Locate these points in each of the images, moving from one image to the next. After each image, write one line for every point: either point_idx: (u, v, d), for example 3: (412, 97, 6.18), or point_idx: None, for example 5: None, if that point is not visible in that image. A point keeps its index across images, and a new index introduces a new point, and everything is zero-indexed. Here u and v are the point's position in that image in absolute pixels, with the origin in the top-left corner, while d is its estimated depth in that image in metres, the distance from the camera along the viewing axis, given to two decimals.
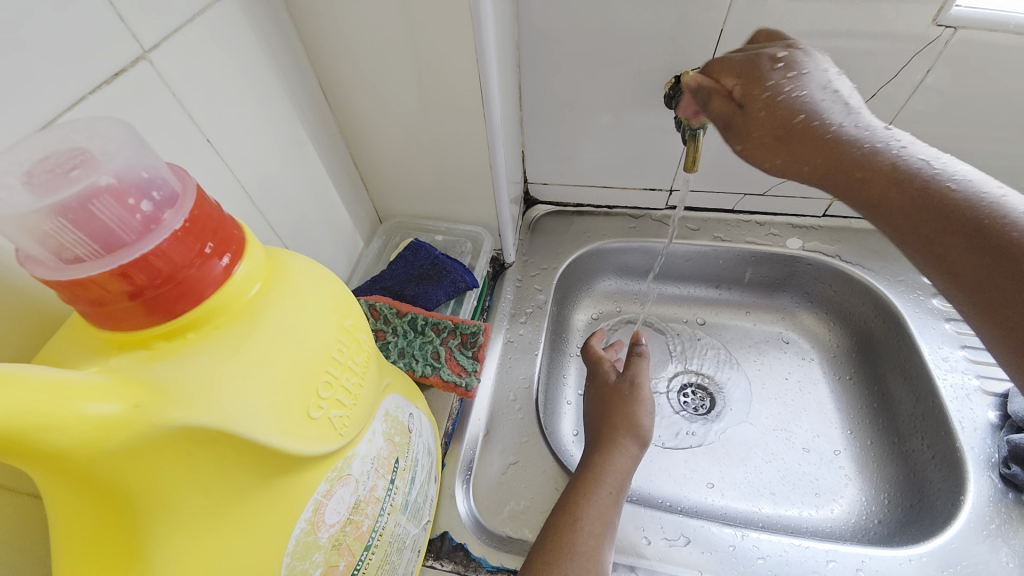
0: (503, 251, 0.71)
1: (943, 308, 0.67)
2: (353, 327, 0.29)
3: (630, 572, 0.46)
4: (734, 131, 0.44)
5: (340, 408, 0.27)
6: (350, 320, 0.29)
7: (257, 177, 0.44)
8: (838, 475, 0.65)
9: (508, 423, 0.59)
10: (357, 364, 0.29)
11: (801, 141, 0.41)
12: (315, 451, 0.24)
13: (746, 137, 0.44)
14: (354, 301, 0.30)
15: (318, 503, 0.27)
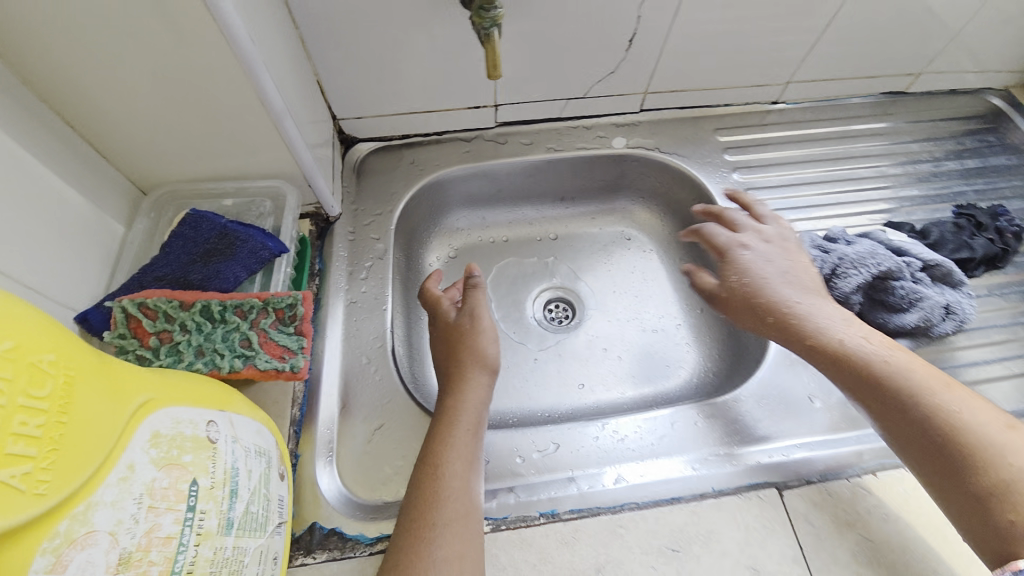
0: (322, 203, 0.61)
1: (742, 182, 0.75)
2: (16, 352, 0.22)
3: (509, 493, 0.48)
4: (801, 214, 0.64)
5: (16, 460, 0.21)
6: (7, 344, 0.22)
7: None
8: (681, 344, 0.73)
9: (366, 389, 0.54)
10: (39, 397, 0.23)
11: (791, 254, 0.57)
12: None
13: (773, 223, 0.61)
14: (8, 317, 0.23)
15: None
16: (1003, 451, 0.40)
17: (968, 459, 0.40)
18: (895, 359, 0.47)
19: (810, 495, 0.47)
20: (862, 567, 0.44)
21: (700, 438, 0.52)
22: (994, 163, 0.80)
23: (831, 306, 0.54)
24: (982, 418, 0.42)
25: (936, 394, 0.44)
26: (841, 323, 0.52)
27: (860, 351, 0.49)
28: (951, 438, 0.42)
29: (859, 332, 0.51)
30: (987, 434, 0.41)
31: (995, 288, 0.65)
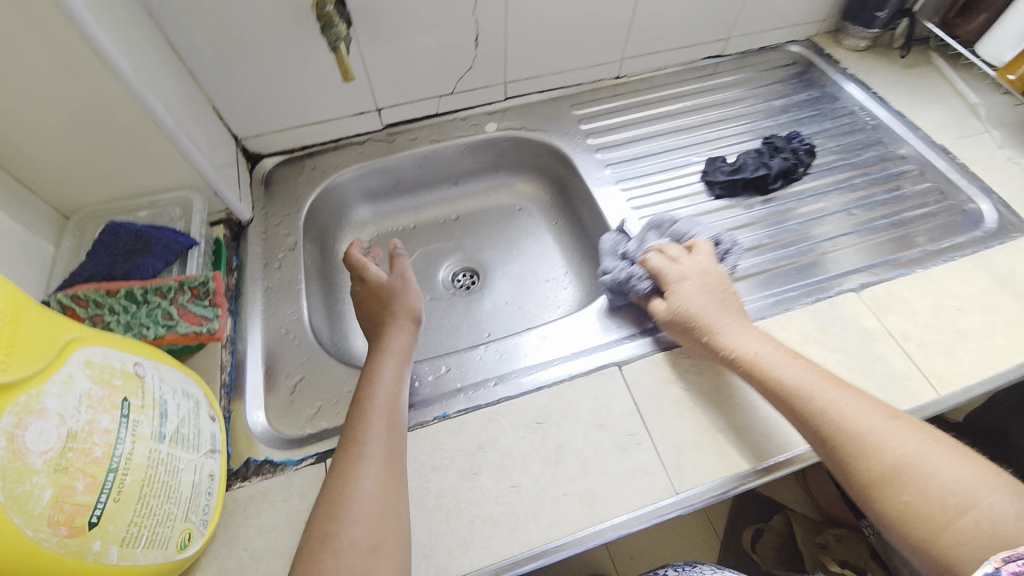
0: (231, 209, 0.72)
1: (595, 144, 0.89)
2: None
3: (409, 408, 0.59)
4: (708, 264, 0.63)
5: None
6: None
7: None
8: (563, 284, 0.88)
9: (287, 353, 0.64)
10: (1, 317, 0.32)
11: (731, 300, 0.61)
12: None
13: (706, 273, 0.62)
14: None
15: (9, 434, 0.31)
16: (955, 510, 0.44)
17: (865, 449, 0.48)
18: (803, 370, 0.54)
19: (642, 366, 0.60)
20: (683, 411, 0.57)
21: (563, 343, 0.64)
22: (801, 98, 0.96)
23: (745, 325, 0.59)
24: (869, 416, 0.50)
25: (818, 394, 0.51)
26: (735, 330, 0.58)
27: (769, 372, 0.54)
28: (860, 454, 0.48)
29: (764, 344, 0.57)
30: (891, 437, 0.48)
31: (796, 195, 0.80)
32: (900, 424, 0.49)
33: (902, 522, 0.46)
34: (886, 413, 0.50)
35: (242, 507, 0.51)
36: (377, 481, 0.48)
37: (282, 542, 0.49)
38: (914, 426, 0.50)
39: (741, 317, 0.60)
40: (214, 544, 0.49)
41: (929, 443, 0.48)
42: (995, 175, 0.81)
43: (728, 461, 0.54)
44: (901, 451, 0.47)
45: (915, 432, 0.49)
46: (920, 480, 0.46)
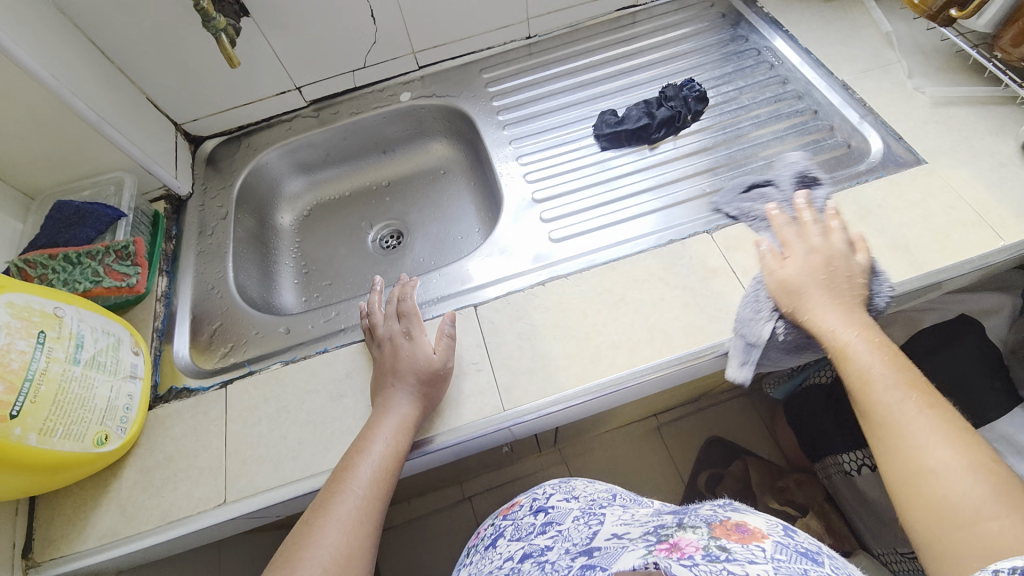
0: (168, 186, 0.85)
1: (499, 106, 0.94)
2: None
3: (299, 345, 0.70)
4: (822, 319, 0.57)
5: None
6: None
7: None
8: (476, 241, 0.95)
9: (212, 306, 0.77)
10: None
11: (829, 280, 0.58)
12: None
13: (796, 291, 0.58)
14: None
15: None
16: (966, 519, 0.42)
17: (884, 431, 0.49)
18: (876, 355, 0.52)
19: (495, 306, 0.68)
20: (523, 341, 0.64)
21: (437, 286, 0.73)
22: (711, 42, 0.96)
23: (847, 312, 0.56)
24: (926, 424, 0.47)
25: (879, 383, 0.51)
26: (845, 330, 0.54)
27: (857, 362, 0.52)
28: (897, 452, 0.48)
29: (799, 266, 0.59)
30: (924, 448, 0.46)
31: (680, 142, 0.83)
32: (949, 434, 0.46)
33: (932, 519, 0.44)
34: (941, 423, 0.47)
35: (160, 423, 0.64)
36: (342, 533, 0.50)
37: (187, 445, 0.62)
38: (944, 414, 0.48)
39: (853, 307, 0.56)
40: (137, 449, 0.63)
41: (971, 466, 0.44)
42: (894, 106, 0.78)
43: (555, 383, 0.61)
44: (933, 463, 0.45)
45: (965, 451, 0.45)
46: (941, 486, 0.44)
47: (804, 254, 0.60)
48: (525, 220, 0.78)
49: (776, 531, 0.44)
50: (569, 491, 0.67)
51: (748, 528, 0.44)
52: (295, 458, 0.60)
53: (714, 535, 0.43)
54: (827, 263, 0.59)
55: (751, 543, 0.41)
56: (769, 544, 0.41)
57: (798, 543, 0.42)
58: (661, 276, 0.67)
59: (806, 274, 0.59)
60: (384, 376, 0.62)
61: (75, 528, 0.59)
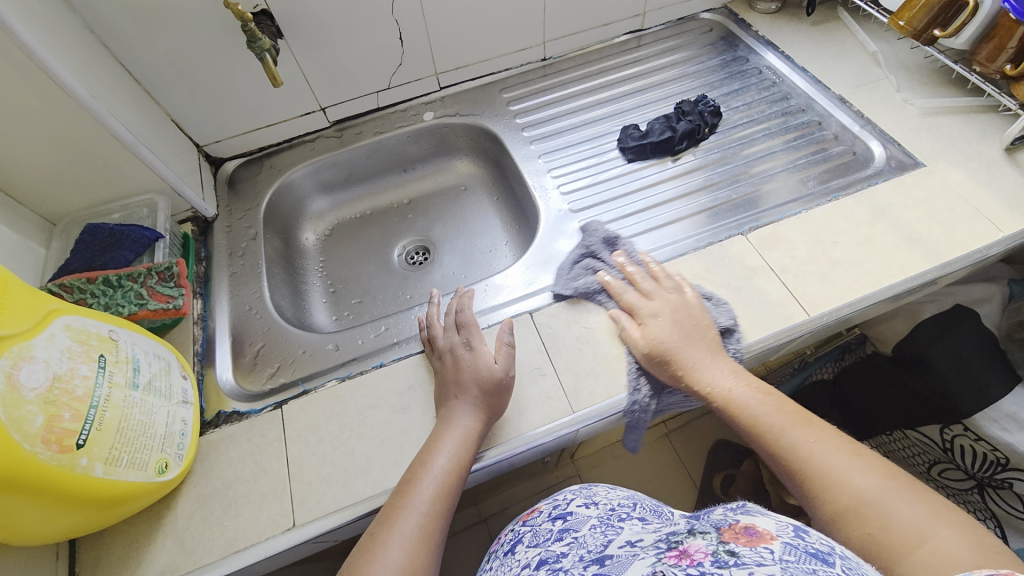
0: (196, 208, 0.83)
1: (522, 123, 0.97)
2: None
3: (352, 362, 0.69)
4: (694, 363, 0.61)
5: None
6: None
7: None
8: (505, 254, 0.96)
9: (251, 326, 0.75)
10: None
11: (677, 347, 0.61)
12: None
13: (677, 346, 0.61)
14: None
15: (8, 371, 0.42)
16: (907, 537, 0.42)
17: (800, 468, 0.49)
18: (758, 401, 0.55)
19: (549, 312, 0.69)
20: (583, 344, 0.66)
21: (485, 295, 0.74)
22: (714, 62, 1.03)
23: (716, 364, 0.59)
24: (825, 448, 0.49)
25: (788, 432, 0.52)
26: (732, 381, 0.57)
27: (739, 405, 0.55)
28: (826, 485, 0.47)
29: (668, 322, 0.63)
30: (840, 474, 0.47)
31: (700, 154, 0.88)
32: (852, 457, 0.48)
33: (868, 538, 0.43)
34: (844, 449, 0.49)
35: (213, 449, 0.61)
36: (405, 548, 0.49)
37: (245, 470, 0.60)
38: (835, 440, 0.50)
39: (718, 358, 0.60)
40: (191, 478, 0.60)
41: (886, 487, 0.45)
42: (889, 116, 0.87)
43: (621, 382, 0.62)
44: (850, 489, 0.46)
45: (878, 475, 0.46)
46: (876, 514, 0.44)
47: (664, 309, 0.64)
48: (562, 229, 0.81)
49: (787, 530, 0.41)
50: (589, 495, 0.65)
51: (757, 530, 0.42)
52: (365, 474, 0.58)
53: (722, 540, 0.41)
54: (687, 317, 0.63)
55: (757, 544, 0.39)
56: (778, 545, 0.39)
57: (810, 544, 0.39)
58: (706, 275, 0.71)
59: (673, 334, 0.62)
60: (447, 388, 0.61)
61: (128, 568, 0.55)
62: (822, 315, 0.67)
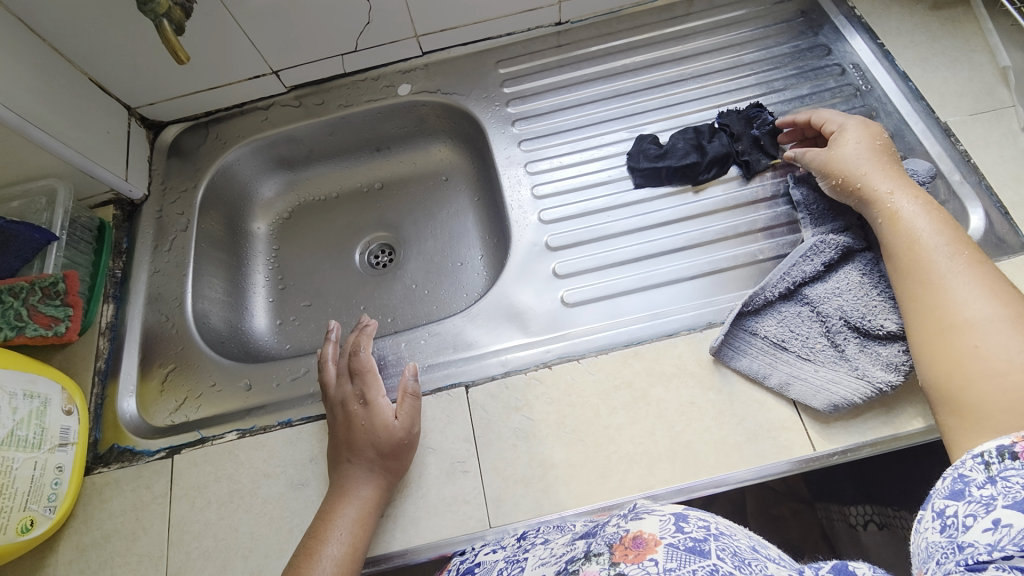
0: (117, 189, 0.73)
1: (514, 113, 0.78)
2: None
3: (260, 410, 0.60)
4: (888, 163, 0.57)
5: None
6: None
7: None
8: (479, 271, 0.81)
9: (165, 341, 0.67)
10: None
11: (888, 155, 0.57)
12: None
13: (873, 147, 0.58)
14: None
15: None
16: (994, 371, 0.42)
17: (925, 285, 0.49)
18: (930, 222, 0.51)
19: (489, 389, 0.57)
20: (519, 440, 0.54)
21: (426, 347, 0.62)
22: (783, 51, 0.78)
23: (900, 179, 0.55)
24: (981, 269, 0.47)
25: (936, 246, 0.50)
26: (900, 195, 0.54)
27: (909, 224, 0.52)
28: (934, 305, 0.48)
29: (865, 141, 0.58)
30: (965, 302, 0.46)
31: (729, 189, 0.68)
32: (988, 289, 0.46)
33: (950, 366, 0.45)
34: (986, 273, 0.47)
35: (97, 493, 0.56)
36: None
37: (125, 526, 0.54)
38: (990, 275, 0.47)
39: (901, 176, 0.56)
40: (72, 523, 0.55)
41: (1013, 318, 0.44)
42: (1002, 166, 0.63)
43: (552, 499, 0.52)
44: (971, 316, 0.45)
45: (1006, 304, 0.45)
46: (989, 339, 0.44)
47: (858, 129, 0.60)
48: (532, 268, 0.66)
49: (668, 528, 0.38)
50: (498, 541, 0.49)
51: (644, 538, 0.37)
52: (246, 556, 0.52)
53: (613, 562, 0.36)
54: (881, 132, 0.59)
55: (645, 559, 0.35)
56: (662, 554, 0.35)
57: (687, 538, 0.36)
58: (694, 370, 0.56)
59: (869, 150, 0.58)
60: (338, 450, 0.52)
61: None
62: (831, 452, 0.52)
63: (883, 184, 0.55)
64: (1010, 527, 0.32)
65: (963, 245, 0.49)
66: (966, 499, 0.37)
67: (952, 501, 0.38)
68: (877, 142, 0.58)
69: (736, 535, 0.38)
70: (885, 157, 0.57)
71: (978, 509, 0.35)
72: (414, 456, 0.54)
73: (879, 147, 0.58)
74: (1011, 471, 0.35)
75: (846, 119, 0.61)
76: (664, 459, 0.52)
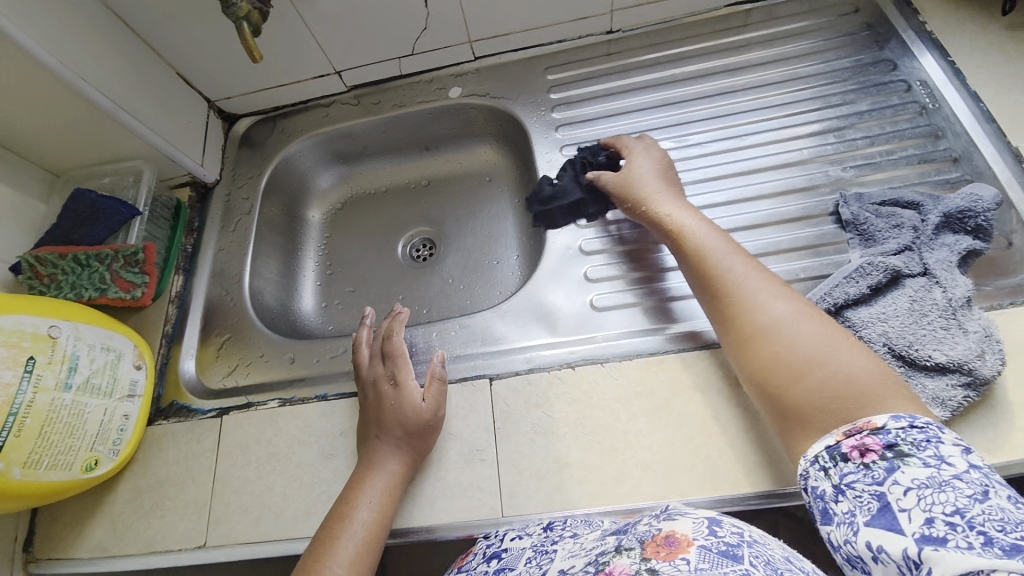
0: (194, 173, 0.80)
1: (558, 119, 0.79)
2: None
3: (299, 383, 0.65)
4: (665, 185, 0.64)
5: None
6: None
7: None
8: (513, 270, 0.83)
9: (223, 313, 0.73)
10: None
11: (674, 182, 0.64)
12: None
13: (651, 182, 0.63)
14: None
15: None
16: (800, 371, 0.44)
17: (719, 297, 0.52)
18: (705, 235, 0.56)
19: (512, 383, 0.59)
20: (537, 435, 0.55)
21: (459, 339, 0.65)
22: (843, 65, 0.75)
23: (680, 199, 0.62)
24: (755, 283, 0.51)
25: (717, 261, 0.53)
26: (682, 212, 0.59)
27: (694, 238, 0.56)
28: (736, 316, 0.50)
29: (649, 164, 0.65)
30: (759, 307, 0.49)
31: (775, 204, 0.67)
32: (771, 286, 0.50)
33: (764, 376, 0.46)
34: (772, 283, 0.51)
35: (156, 442, 0.63)
36: None
37: (177, 474, 0.61)
38: (766, 278, 0.52)
39: (679, 196, 0.63)
40: (133, 466, 0.62)
41: (798, 315, 0.47)
42: None
43: (565, 496, 0.53)
44: (765, 321, 0.48)
45: (789, 301, 0.49)
46: (784, 340, 0.46)
47: (645, 153, 0.67)
48: (564, 271, 0.67)
49: (701, 530, 0.38)
50: (522, 528, 0.51)
51: (677, 539, 0.38)
52: (278, 514, 0.56)
53: (644, 557, 0.37)
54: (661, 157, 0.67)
55: (676, 557, 0.35)
56: (694, 554, 0.35)
57: (721, 542, 0.36)
58: (719, 384, 0.55)
59: (654, 173, 0.65)
60: (369, 427, 0.55)
61: (73, 532, 0.61)
62: None
63: (657, 208, 0.61)
64: (887, 551, 0.34)
65: (740, 251, 0.55)
66: (835, 521, 0.38)
67: (828, 526, 0.38)
68: (663, 165, 0.65)
69: (771, 546, 0.38)
70: (671, 185, 0.64)
71: (847, 532, 0.36)
72: (437, 440, 0.56)
73: (660, 171, 0.65)
74: (851, 475, 0.38)
75: (638, 143, 0.68)
76: (681, 470, 0.52)
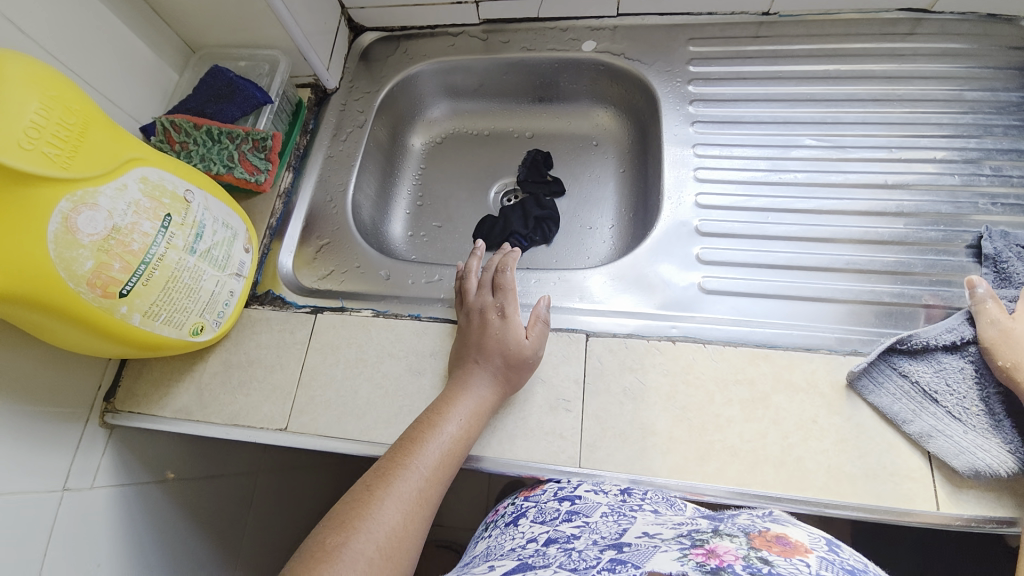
0: (318, 76, 0.80)
1: (693, 93, 0.76)
2: (57, 98, 0.43)
3: (394, 299, 0.66)
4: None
5: (54, 150, 0.42)
6: (55, 94, 0.43)
7: (26, 15, 0.53)
8: (605, 239, 0.82)
9: (325, 218, 0.75)
10: (69, 125, 0.44)
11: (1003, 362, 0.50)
12: (31, 168, 0.40)
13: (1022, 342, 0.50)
14: (52, 78, 0.44)
15: (65, 213, 0.43)
16: None
17: None
18: None
19: (609, 343, 0.58)
20: (627, 399, 0.55)
21: (558, 292, 0.64)
22: (1011, 98, 0.71)
23: None
24: None
25: None
26: None
27: None
28: None
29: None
30: None
31: (911, 225, 0.64)
32: None
33: None
34: None
35: (250, 324, 0.64)
36: (400, 507, 0.44)
37: (267, 358, 0.62)
38: None
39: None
40: (225, 342, 0.63)
41: None
42: None
43: (646, 463, 0.52)
44: None
45: None
46: None
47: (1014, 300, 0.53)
48: (675, 247, 0.65)
49: (820, 545, 0.37)
50: (595, 484, 0.51)
51: (792, 542, 0.37)
52: (359, 416, 0.58)
53: (753, 546, 0.36)
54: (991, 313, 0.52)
55: (793, 557, 0.35)
56: (814, 560, 0.34)
57: (844, 560, 0.35)
58: (824, 390, 0.54)
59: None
60: (467, 350, 0.56)
61: (157, 393, 0.63)
62: (959, 517, 0.48)
63: None
64: None
65: None
66: None
67: None
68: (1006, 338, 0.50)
69: None
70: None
71: None
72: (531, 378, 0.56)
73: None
74: None
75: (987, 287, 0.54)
76: (772, 465, 0.51)
